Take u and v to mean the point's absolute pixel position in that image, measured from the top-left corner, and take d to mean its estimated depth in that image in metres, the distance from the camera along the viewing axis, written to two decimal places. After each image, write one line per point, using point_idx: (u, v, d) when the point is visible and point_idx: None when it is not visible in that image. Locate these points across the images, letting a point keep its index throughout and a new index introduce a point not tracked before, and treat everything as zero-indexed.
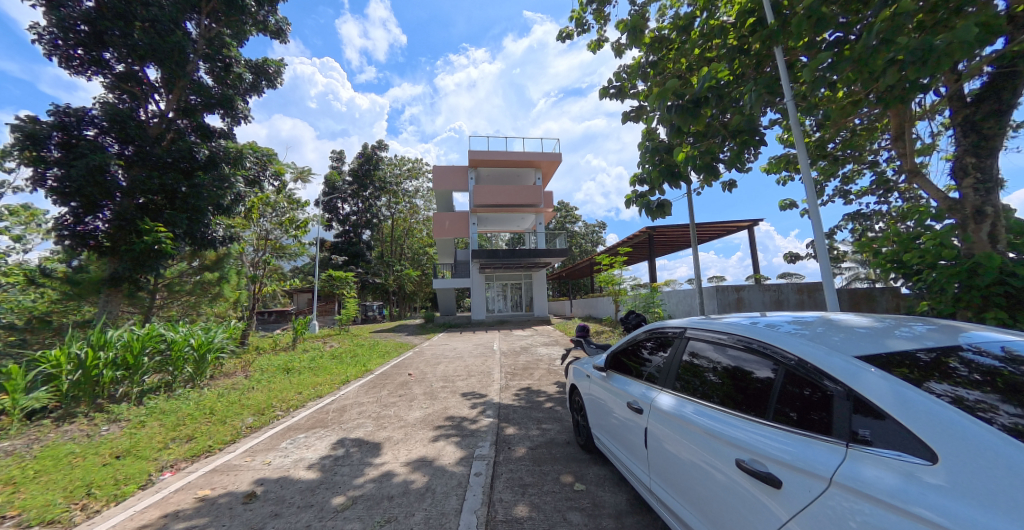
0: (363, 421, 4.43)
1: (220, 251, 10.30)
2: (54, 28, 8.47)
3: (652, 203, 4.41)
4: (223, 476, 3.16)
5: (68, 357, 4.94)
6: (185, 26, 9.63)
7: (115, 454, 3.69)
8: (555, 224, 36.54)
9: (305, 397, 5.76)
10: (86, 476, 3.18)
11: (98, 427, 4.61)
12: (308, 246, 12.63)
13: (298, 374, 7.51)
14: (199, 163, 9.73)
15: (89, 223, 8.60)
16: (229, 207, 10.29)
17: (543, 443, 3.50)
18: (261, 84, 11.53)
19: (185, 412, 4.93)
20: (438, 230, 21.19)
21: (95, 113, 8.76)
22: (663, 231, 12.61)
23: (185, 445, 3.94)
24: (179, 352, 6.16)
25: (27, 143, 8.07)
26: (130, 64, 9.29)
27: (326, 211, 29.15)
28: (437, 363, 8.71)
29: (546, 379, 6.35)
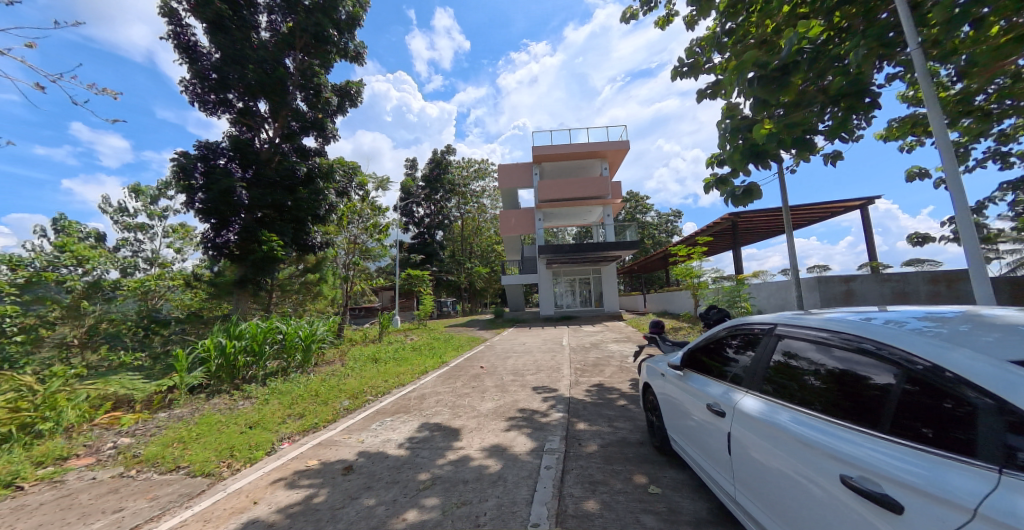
0: (440, 409, 4.77)
1: (319, 255, 11.83)
2: (193, 79, 10.44)
3: (737, 189, 4.00)
4: (326, 449, 3.66)
5: (214, 344, 6.14)
6: (284, 61, 11.17)
7: (248, 424, 4.48)
8: (624, 216, 35.04)
9: (390, 384, 6.37)
10: (230, 441, 3.92)
11: (236, 402, 5.64)
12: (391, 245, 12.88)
13: (384, 363, 8.32)
14: (299, 180, 11.19)
15: (223, 236, 10.58)
16: (324, 215, 11.65)
17: (614, 441, 3.41)
18: (345, 105, 12.87)
19: (298, 393, 5.80)
20: (504, 227, 21.69)
21: (225, 145, 10.64)
22: (749, 217, 11.35)
23: (297, 421, 4.62)
24: (291, 342, 7.22)
25: (180, 174, 10.04)
26: (247, 101, 11.04)
27: (403, 215, 31.61)
28: (507, 357, 8.97)
29: (618, 376, 6.17)
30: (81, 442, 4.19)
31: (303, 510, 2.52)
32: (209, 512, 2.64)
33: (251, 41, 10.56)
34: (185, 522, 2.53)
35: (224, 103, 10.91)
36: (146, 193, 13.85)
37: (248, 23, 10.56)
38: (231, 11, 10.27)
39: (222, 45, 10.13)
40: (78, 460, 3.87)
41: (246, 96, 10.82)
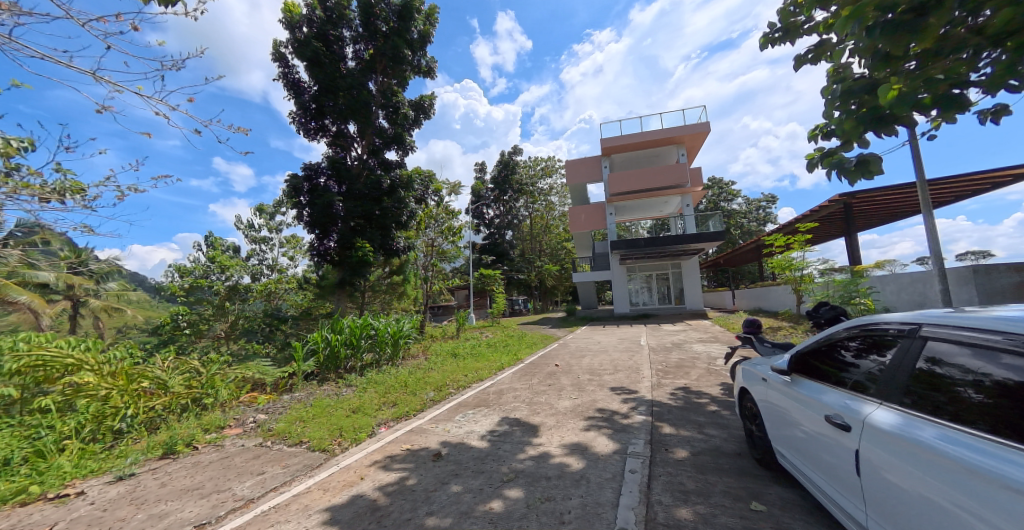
0: (518, 405, 4.87)
1: (402, 258, 12.89)
2: (298, 111, 12.12)
3: (848, 161, 3.39)
4: (417, 436, 3.99)
5: (321, 338, 7.10)
6: (367, 85, 12.40)
7: (351, 409, 5.07)
8: (706, 205, 32.10)
9: (470, 378, 6.69)
10: (339, 422, 4.49)
11: (340, 388, 6.44)
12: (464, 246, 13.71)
13: (463, 359, 8.76)
14: (384, 191, 12.32)
15: (324, 244, 12.04)
16: (405, 222, 12.67)
17: (707, 450, 3.14)
18: (420, 118, 13.83)
19: (390, 384, 6.40)
20: (574, 224, 21.34)
21: (323, 165, 12.16)
22: (869, 197, 9.57)
23: (391, 408, 5.10)
24: (382, 337, 8.00)
25: (291, 193, 11.79)
26: (339, 125, 12.47)
27: (475, 217, 32.96)
28: (582, 356, 8.81)
29: (707, 379, 5.66)
30: (233, 415, 5.16)
31: (402, 490, 2.77)
32: (327, 482, 3.06)
33: (340, 71, 11.93)
34: (309, 489, 2.96)
35: (322, 128, 12.44)
36: (267, 211, 16.38)
37: (337, 56, 11.94)
38: (324, 48, 11.73)
39: (319, 79, 11.62)
40: (231, 429, 4.77)
41: (338, 120, 12.22)
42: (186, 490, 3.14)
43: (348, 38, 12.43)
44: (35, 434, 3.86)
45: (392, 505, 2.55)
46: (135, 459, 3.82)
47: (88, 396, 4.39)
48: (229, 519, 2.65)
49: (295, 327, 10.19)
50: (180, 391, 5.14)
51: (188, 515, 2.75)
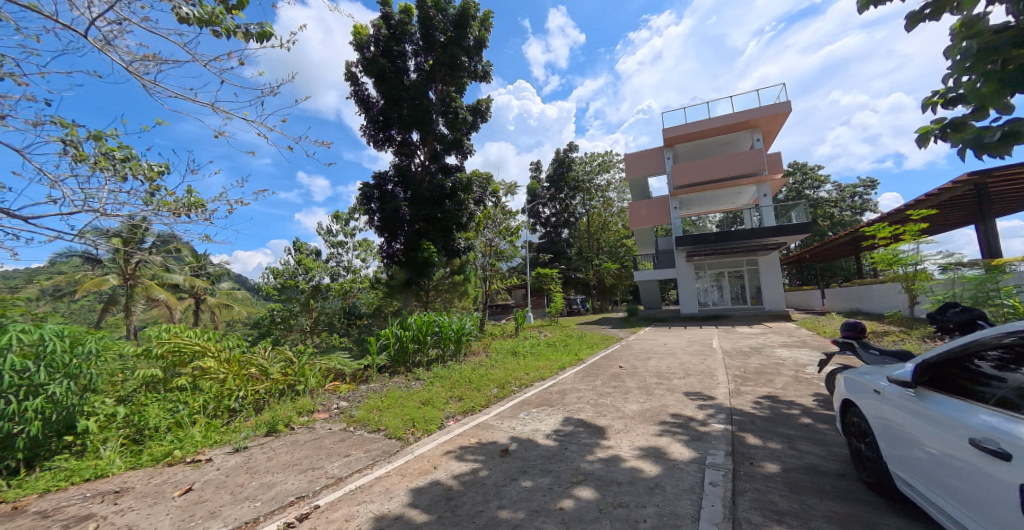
0: (583, 406, 4.78)
1: (463, 258, 13.40)
2: (368, 125, 13.16)
3: (986, 134, 2.78)
4: (484, 431, 4.11)
5: (392, 333, 7.63)
6: (428, 94, 13.05)
7: (421, 401, 5.37)
8: (789, 194, 28.77)
9: (532, 377, 6.73)
10: (411, 413, 4.79)
11: (410, 381, 6.87)
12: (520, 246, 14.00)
13: (523, 357, 8.84)
14: (445, 194, 12.87)
15: (393, 246, 12.93)
16: (465, 223, 13.17)
17: (801, 467, 2.81)
18: (478, 122, 14.24)
19: (455, 379, 6.68)
20: (635, 220, 20.41)
21: (390, 173, 13.05)
22: (1010, 175, 7.85)
23: (458, 403, 5.32)
24: (446, 334, 8.38)
25: (363, 200, 12.86)
26: (404, 134, 13.30)
27: (531, 216, 33.10)
28: (647, 358, 8.40)
29: (796, 388, 5.07)
30: (320, 401, 5.76)
31: (473, 481, 2.86)
32: (405, 468, 3.27)
33: (404, 84, 12.70)
34: (389, 473, 3.20)
35: (389, 139, 13.33)
36: (342, 218, 17.97)
37: (401, 70, 12.74)
38: (390, 64, 12.58)
39: (385, 94, 12.52)
40: (319, 413, 5.33)
41: (403, 130, 13.02)
42: (288, 465, 3.58)
43: (410, 52, 13.19)
44: (175, 406, 4.70)
45: (464, 495, 2.64)
46: (246, 434, 4.44)
47: (211, 378, 5.23)
48: (324, 494, 2.97)
49: (369, 322, 12.03)
50: (279, 377, 5.87)
51: (291, 486, 3.12)
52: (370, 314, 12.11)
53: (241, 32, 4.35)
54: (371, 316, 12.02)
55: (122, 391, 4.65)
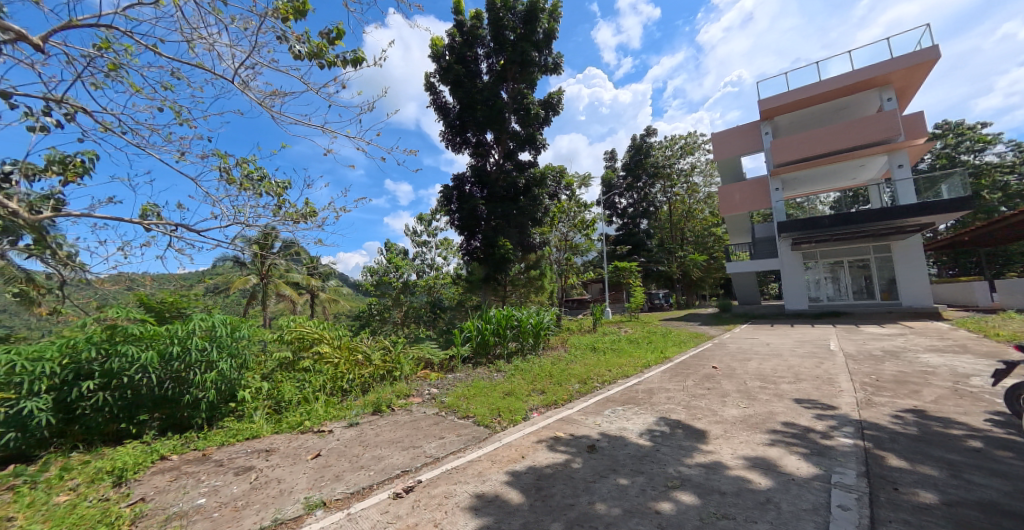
0: (674, 407, 4.50)
1: (538, 254, 13.52)
2: (447, 130, 13.93)
3: None
4: (568, 425, 4.11)
5: (474, 326, 8.08)
6: (500, 94, 13.34)
7: (505, 392, 5.58)
8: (936, 163, 23.24)
9: (614, 374, 6.52)
10: (497, 403, 5.00)
11: (492, 372, 7.17)
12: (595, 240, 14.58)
13: (604, 353, 8.61)
14: (520, 190, 13.08)
15: (471, 244, 13.55)
16: (540, 218, 13.30)
17: (972, 501, 2.27)
18: (550, 115, 14.18)
19: (536, 372, 6.78)
20: (726, 206, 18.38)
21: (467, 174, 13.70)
22: None
23: (540, 396, 5.40)
24: (525, 328, 8.55)
25: (444, 202, 13.71)
26: (479, 136, 13.78)
27: (607, 208, 31.93)
28: (747, 359, 7.55)
29: (956, 404, 4.10)
30: (414, 386, 6.34)
31: (562, 474, 2.88)
32: (495, 455, 3.43)
33: (477, 86, 13.15)
34: (480, 458, 3.39)
35: (465, 141, 13.92)
36: (426, 218, 19.33)
37: (475, 74, 13.21)
38: (464, 69, 13.13)
39: (461, 99, 13.10)
40: (414, 398, 5.86)
41: (478, 132, 13.50)
42: (392, 441, 4.03)
43: (482, 55, 13.60)
44: (302, 385, 5.62)
45: (554, 486, 2.68)
46: (357, 412, 5.09)
47: (327, 362, 6.11)
48: (424, 471, 3.27)
49: (450, 314, 12.73)
50: (379, 363, 6.61)
51: (397, 461, 3.50)
52: (452, 306, 12.96)
53: (341, 60, 4.95)
54: (454, 308, 12.78)
55: (266, 369, 5.70)
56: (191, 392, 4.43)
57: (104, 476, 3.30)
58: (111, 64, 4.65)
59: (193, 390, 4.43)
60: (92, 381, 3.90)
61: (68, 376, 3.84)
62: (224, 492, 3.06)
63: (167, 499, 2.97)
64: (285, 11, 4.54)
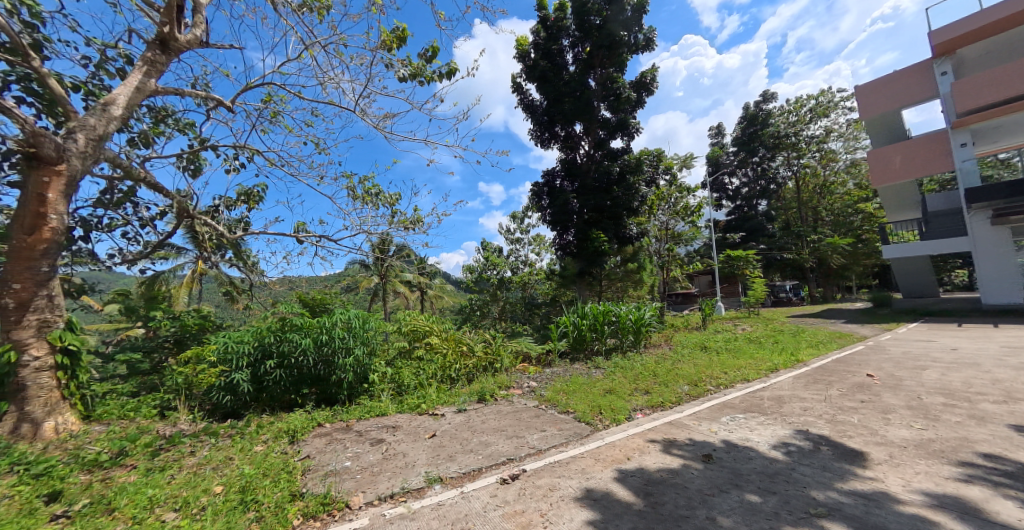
0: (814, 420, 3.80)
1: (636, 245, 12.91)
2: (536, 127, 14.01)
3: None
4: (678, 430, 3.80)
5: (569, 321, 8.11)
6: (588, 82, 12.91)
7: (606, 389, 5.42)
8: None
9: (732, 377, 5.80)
10: (597, 401, 4.89)
11: (591, 368, 7.02)
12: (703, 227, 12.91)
13: (717, 353, 7.72)
14: (614, 179, 12.53)
15: (564, 239, 13.46)
16: (637, 207, 12.60)
17: None
18: (643, 96, 13.28)
19: (638, 370, 6.42)
20: (880, 174, 14.74)
21: (558, 168, 13.65)
22: None
23: (645, 396, 5.09)
24: (624, 324, 8.17)
25: (536, 198, 13.89)
26: (568, 128, 13.55)
27: (715, 190, 28.51)
28: (920, 367, 5.96)
29: None
30: (515, 379, 6.59)
31: (674, 482, 2.67)
32: (599, 453, 3.36)
33: (564, 78, 12.92)
34: (583, 455, 3.36)
35: (554, 136, 13.83)
36: (518, 217, 19.88)
37: (561, 66, 13.01)
38: (550, 64, 13.06)
39: (548, 93, 13.01)
40: (514, 389, 6.11)
41: (566, 124, 13.31)
42: (497, 429, 4.26)
43: (567, 45, 13.31)
44: (418, 372, 6.33)
45: (665, 494, 2.51)
46: (464, 399, 5.52)
47: (437, 351, 6.76)
48: (527, 461, 3.38)
49: (546, 311, 13.00)
50: (482, 354, 7.05)
51: (502, 449, 3.68)
52: (547, 303, 13.27)
53: (437, 76, 5.39)
54: (548, 305, 12.99)
55: (389, 356, 6.58)
56: (336, 372, 5.34)
57: (284, 434, 4.23)
58: (273, 111, 5.85)
59: (338, 371, 5.33)
60: (271, 361, 5.06)
61: (258, 355, 5.06)
62: (363, 458, 3.62)
63: (325, 458, 3.65)
64: (389, 41, 5.14)
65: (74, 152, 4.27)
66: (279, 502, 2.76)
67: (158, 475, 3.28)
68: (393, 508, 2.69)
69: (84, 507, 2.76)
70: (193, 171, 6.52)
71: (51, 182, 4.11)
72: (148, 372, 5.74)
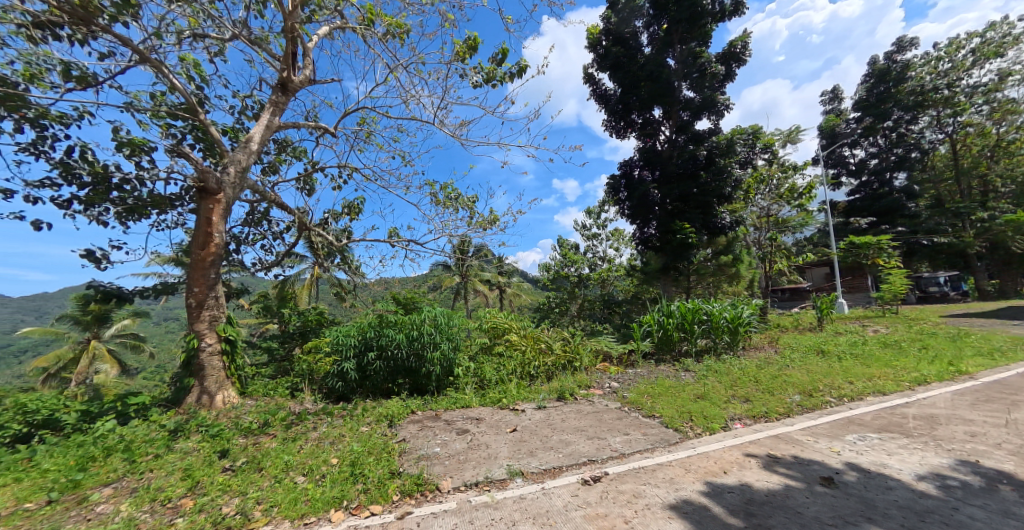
0: (986, 450, 2.98)
1: (730, 235, 11.72)
2: (611, 118, 13.38)
3: None
4: (788, 445, 3.31)
5: (654, 319, 7.67)
6: (666, 62, 12.00)
7: (697, 395, 4.97)
8: None
9: (860, 388, 4.87)
10: (687, 406, 4.51)
11: (679, 371, 6.48)
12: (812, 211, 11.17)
13: (839, 358, 6.54)
14: (701, 164, 11.43)
15: (645, 232, 12.66)
16: (730, 193, 11.35)
17: None
18: (732, 68, 11.92)
19: (735, 375, 5.74)
20: None
21: (636, 158, 12.87)
22: None
23: (744, 405, 4.54)
24: (718, 323, 7.38)
25: (613, 191, 13.29)
26: (646, 114, 12.73)
27: (831, 165, 24.25)
28: None
29: None
30: (595, 378, 6.40)
31: (783, 505, 2.32)
32: (690, 463, 3.09)
33: (639, 62, 12.17)
34: (671, 463, 3.13)
35: (630, 124, 13.10)
36: (594, 212, 19.30)
37: (635, 49, 12.31)
38: (623, 49, 12.41)
39: (622, 81, 12.34)
40: (595, 389, 5.94)
41: (644, 110, 12.52)
42: (578, 429, 4.19)
43: (641, 27, 12.55)
44: (499, 367, 6.54)
45: (771, 517, 2.21)
46: (544, 396, 5.55)
47: (517, 348, 6.92)
48: (609, 464, 3.26)
49: (626, 309, 12.42)
50: (560, 352, 6.99)
51: (583, 449, 3.61)
52: (628, 301, 12.66)
53: (509, 77, 5.49)
54: (629, 303, 12.39)
55: (472, 352, 6.91)
56: (426, 365, 5.79)
57: (384, 418, 4.72)
58: (367, 131, 6.55)
59: (427, 364, 5.77)
60: (372, 353, 5.69)
61: (362, 348, 5.74)
62: (451, 446, 3.85)
63: (418, 442, 3.98)
64: (462, 52, 5.39)
65: (228, 183, 5.32)
66: (382, 477, 3.09)
67: (291, 444, 3.92)
68: (478, 495, 2.82)
69: (242, 464, 3.46)
70: (308, 190, 7.63)
71: (214, 208, 5.18)
72: (281, 359, 6.89)
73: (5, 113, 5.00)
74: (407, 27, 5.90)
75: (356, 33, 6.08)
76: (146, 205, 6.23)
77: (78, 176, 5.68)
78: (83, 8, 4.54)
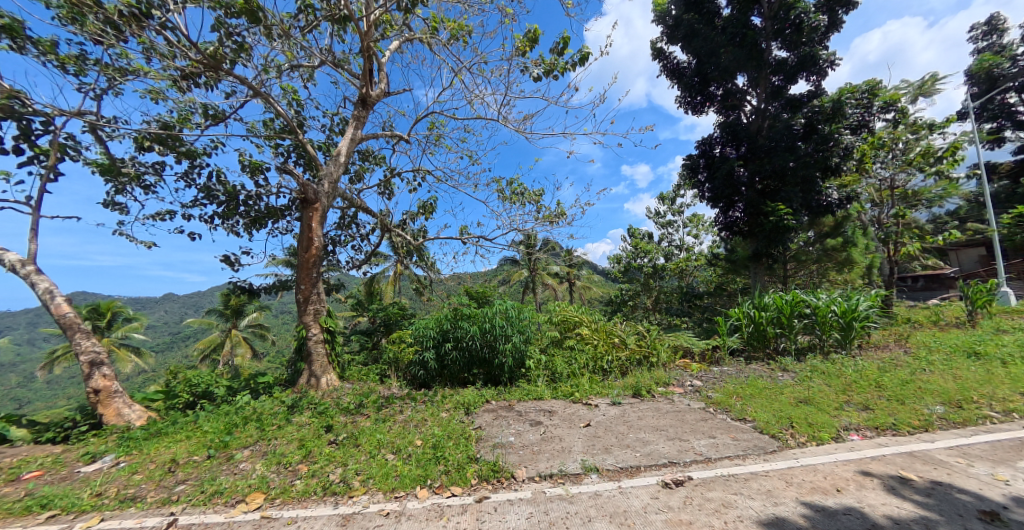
0: None
1: (839, 214, 10.05)
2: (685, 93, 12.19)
3: None
4: (928, 467, 2.71)
5: (742, 314, 6.92)
6: (752, 21, 10.62)
7: (799, 399, 4.34)
8: None
9: None
10: (786, 411, 3.97)
11: (776, 371, 5.73)
12: (960, 178, 9.12)
13: (1002, 363, 5.18)
14: (798, 134, 10.00)
15: (731, 216, 11.27)
16: (838, 165, 9.70)
17: None
18: (838, 16, 10.12)
19: (850, 378, 4.88)
20: None
21: (716, 134, 11.61)
22: None
23: (863, 413, 3.85)
24: (825, 318, 6.33)
25: (691, 173, 12.14)
26: (728, 84, 11.44)
27: (989, 117, 19.08)
28: None
29: None
30: (674, 376, 5.95)
31: None
32: (793, 476, 2.71)
33: (718, 26, 10.93)
34: (768, 473, 2.78)
35: (708, 98, 11.87)
36: (667, 197, 17.90)
37: (712, 13, 11.09)
38: (697, 14, 11.26)
39: (698, 50, 11.14)
40: (675, 387, 5.52)
41: (725, 80, 11.25)
42: (657, 428, 3.95)
43: None
44: (571, 361, 6.45)
45: None
46: (619, 392, 5.31)
47: (589, 342, 6.76)
48: (694, 468, 3.01)
49: (709, 302, 11.39)
50: (635, 347, 6.62)
51: (664, 450, 3.38)
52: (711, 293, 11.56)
53: (570, 65, 5.31)
54: (712, 295, 11.32)
55: (543, 344, 6.93)
56: (499, 356, 5.94)
57: (461, 407, 4.93)
58: (439, 134, 6.88)
59: (500, 355, 5.93)
60: (449, 343, 6.01)
61: (440, 338, 6.12)
62: (524, 437, 3.90)
63: (493, 431, 4.11)
64: (523, 45, 5.34)
65: (323, 193, 6.00)
66: (461, 461, 3.24)
67: (382, 424, 4.32)
68: (553, 487, 2.81)
69: (344, 439, 3.90)
70: (388, 195, 8.28)
71: (313, 215, 5.86)
72: (371, 347, 7.63)
73: (165, 150, 6.24)
74: (469, 28, 6.01)
75: (423, 42, 6.36)
76: (264, 216, 7.32)
77: (216, 195, 6.87)
78: (212, 57, 5.44)
